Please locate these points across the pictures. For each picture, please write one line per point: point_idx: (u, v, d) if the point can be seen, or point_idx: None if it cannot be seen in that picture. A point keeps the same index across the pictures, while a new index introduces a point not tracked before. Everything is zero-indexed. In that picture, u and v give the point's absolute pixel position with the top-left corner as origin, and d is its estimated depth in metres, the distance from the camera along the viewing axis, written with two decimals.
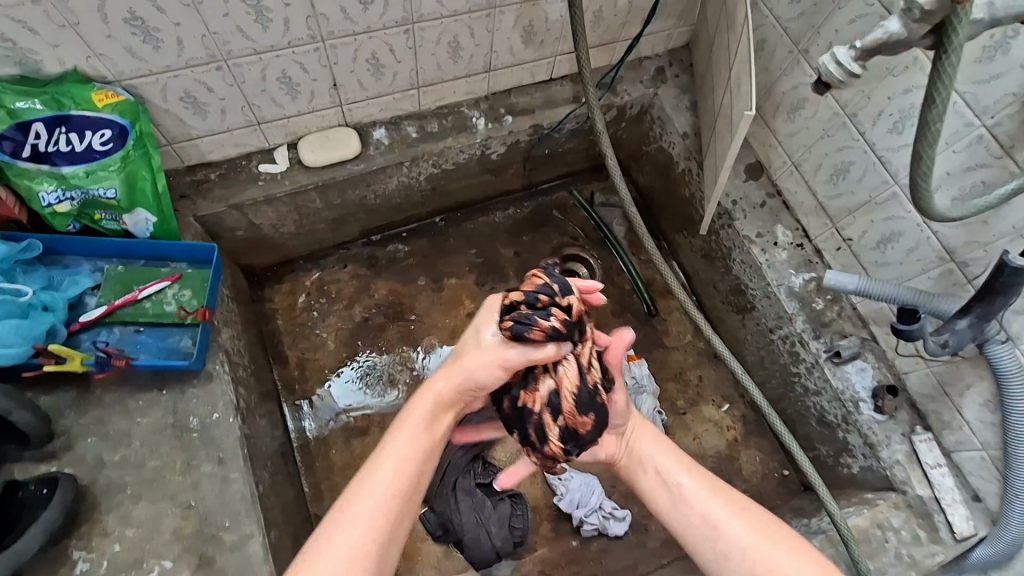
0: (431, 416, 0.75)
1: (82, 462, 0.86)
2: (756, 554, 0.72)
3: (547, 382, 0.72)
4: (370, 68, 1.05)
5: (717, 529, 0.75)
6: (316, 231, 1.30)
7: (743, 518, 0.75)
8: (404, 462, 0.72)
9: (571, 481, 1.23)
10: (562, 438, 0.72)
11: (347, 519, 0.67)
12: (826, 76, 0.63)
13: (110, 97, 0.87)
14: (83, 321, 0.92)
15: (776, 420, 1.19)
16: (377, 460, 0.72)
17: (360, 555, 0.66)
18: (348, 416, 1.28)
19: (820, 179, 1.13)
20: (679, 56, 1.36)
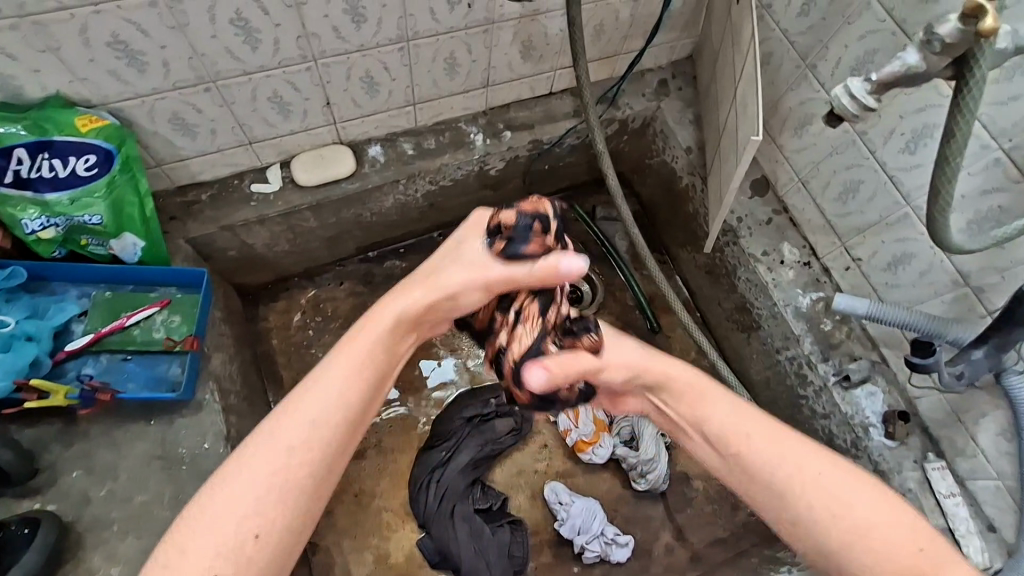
0: (383, 343, 0.71)
1: (68, 498, 0.83)
2: (846, 509, 0.65)
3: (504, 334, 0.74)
4: (364, 86, 1.02)
5: (805, 488, 0.67)
6: (311, 249, 1.28)
7: (821, 469, 0.68)
8: (339, 387, 0.68)
9: (572, 505, 1.21)
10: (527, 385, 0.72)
11: (270, 443, 0.64)
12: (838, 108, 0.60)
13: (95, 122, 0.84)
14: (69, 350, 0.89)
15: None
16: (312, 382, 0.68)
17: (279, 484, 0.63)
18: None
19: (828, 197, 1.09)
20: (683, 68, 1.32)
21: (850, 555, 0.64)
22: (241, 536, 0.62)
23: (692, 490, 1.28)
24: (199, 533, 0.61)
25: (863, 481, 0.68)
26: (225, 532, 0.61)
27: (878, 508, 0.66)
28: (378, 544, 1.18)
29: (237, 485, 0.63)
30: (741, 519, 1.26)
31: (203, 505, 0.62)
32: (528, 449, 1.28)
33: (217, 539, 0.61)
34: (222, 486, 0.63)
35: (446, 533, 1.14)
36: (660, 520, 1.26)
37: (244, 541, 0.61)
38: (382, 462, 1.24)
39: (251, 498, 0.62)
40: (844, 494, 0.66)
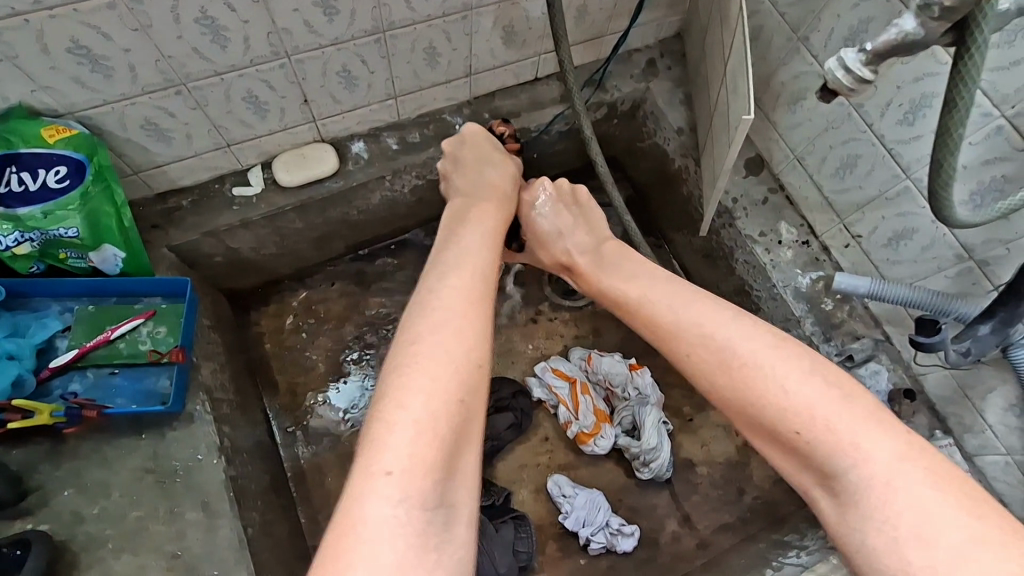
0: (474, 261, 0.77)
1: (60, 517, 0.82)
2: (760, 363, 0.64)
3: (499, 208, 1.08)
4: (342, 81, 0.99)
5: (726, 350, 0.66)
6: (299, 250, 1.25)
7: (773, 345, 0.65)
8: (465, 265, 0.76)
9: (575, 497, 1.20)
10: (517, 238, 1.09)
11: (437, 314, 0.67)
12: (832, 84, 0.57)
13: (62, 132, 0.81)
14: (53, 367, 0.87)
15: None
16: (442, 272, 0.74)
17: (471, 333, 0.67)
18: (346, 427, 1.25)
19: (825, 173, 1.06)
20: (671, 46, 1.29)
21: (759, 413, 0.62)
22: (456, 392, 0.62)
23: (697, 477, 1.27)
24: (423, 375, 0.61)
25: (851, 391, 0.60)
26: (452, 373, 0.62)
27: (849, 412, 0.58)
28: None
29: (438, 339, 0.64)
30: (747, 503, 1.25)
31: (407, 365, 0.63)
32: (530, 443, 1.27)
33: (448, 378, 0.61)
34: (420, 344, 0.64)
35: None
36: (666, 508, 1.25)
37: (447, 378, 0.61)
38: None
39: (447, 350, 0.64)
40: (811, 392, 0.60)
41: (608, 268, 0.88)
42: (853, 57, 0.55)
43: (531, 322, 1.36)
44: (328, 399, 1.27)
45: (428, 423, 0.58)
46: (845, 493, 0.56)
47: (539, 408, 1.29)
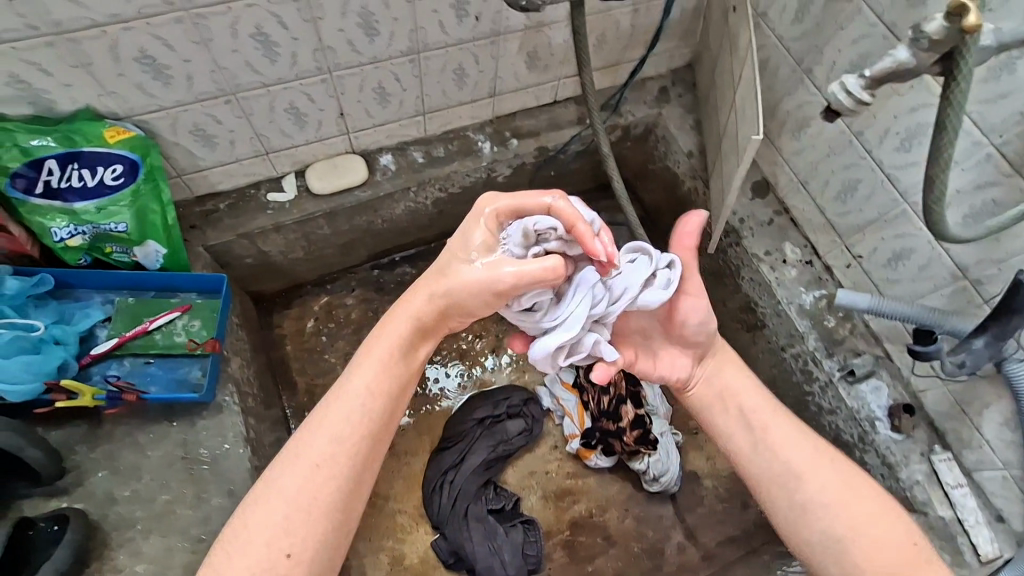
0: (351, 428, 0.73)
1: (93, 497, 0.85)
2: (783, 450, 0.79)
3: (628, 410, 1.23)
4: (376, 97, 1.06)
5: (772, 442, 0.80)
6: (324, 256, 1.31)
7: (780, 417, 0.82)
8: (350, 419, 0.74)
9: (554, 242, 0.76)
10: (636, 428, 1.22)
11: (342, 398, 0.74)
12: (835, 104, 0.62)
13: (122, 133, 0.87)
14: (94, 354, 0.92)
15: None
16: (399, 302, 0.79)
17: (374, 405, 0.75)
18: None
19: (827, 196, 1.13)
20: (683, 75, 1.36)
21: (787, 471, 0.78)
22: (279, 541, 0.68)
23: (702, 488, 1.30)
24: (311, 447, 0.72)
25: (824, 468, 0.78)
26: (336, 444, 0.72)
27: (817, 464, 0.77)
28: (393, 546, 1.19)
29: (335, 422, 0.73)
30: (751, 517, 1.28)
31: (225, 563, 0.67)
32: (539, 450, 1.30)
33: (319, 491, 0.70)
34: (307, 441, 0.72)
35: (464, 534, 1.16)
36: (671, 519, 1.27)
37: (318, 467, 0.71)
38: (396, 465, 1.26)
39: (360, 411, 0.74)
40: (777, 424, 0.81)
41: (737, 392, 0.85)
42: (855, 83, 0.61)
43: None
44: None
45: (308, 498, 0.70)
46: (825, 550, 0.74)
47: (548, 417, 1.32)
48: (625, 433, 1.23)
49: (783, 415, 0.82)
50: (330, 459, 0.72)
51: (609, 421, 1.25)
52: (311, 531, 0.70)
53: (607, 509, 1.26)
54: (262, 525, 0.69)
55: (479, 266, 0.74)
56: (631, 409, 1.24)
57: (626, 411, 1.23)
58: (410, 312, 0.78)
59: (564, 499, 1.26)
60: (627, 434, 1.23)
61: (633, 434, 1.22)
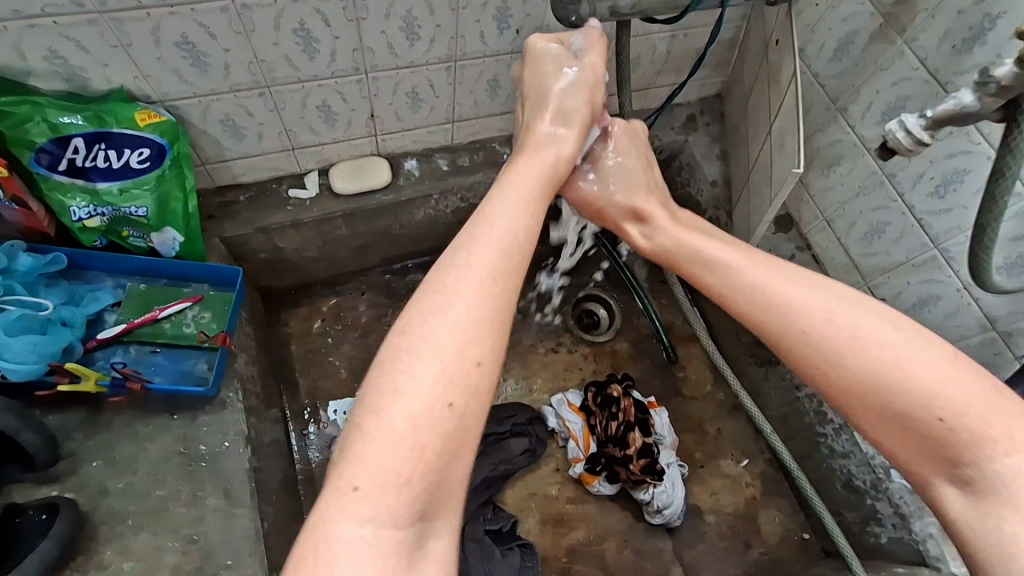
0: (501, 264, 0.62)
1: (86, 487, 0.82)
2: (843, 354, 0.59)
3: (636, 440, 1.19)
4: (408, 102, 1.05)
5: (831, 326, 0.60)
6: (338, 257, 1.29)
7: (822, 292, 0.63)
8: (494, 251, 0.62)
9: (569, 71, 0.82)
10: (643, 459, 1.18)
11: (487, 233, 0.63)
12: (895, 141, 0.67)
13: (153, 117, 0.85)
14: (101, 339, 0.89)
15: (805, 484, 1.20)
16: (511, 173, 0.73)
17: (513, 262, 0.63)
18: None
19: (853, 236, 1.12)
20: (711, 104, 1.36)
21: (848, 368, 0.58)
22: (438, 391, 0.55)
23: (704, 524, 1.27)
24: (455, 285, 0.59)
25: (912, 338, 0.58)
26: (489, 280, 0.60)
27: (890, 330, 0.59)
28: None
29: (488, 253, 0.62)
30: (753, 557, 1.24)
31: (311, 554, 0.51)
32: (541, 471, 1.27)
33: (471, 335, 0.57)
34: (446, 280, 0.60)
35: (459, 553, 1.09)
36: (671, 553, 1.24)
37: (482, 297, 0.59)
38: None
39: (502, 261, 0.62)
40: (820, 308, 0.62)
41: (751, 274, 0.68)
42: (915, 121, 0.66)
43: (552, 352, 1.39)
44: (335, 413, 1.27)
45: (467, 343, 0.57)
46: (977, 481, 0.53)
47: (552, 439, 1.29)
48: (632, 463, 1.19)
49: (822, 291, 0.63)
50: (485, 293, 0.59)
51: (615, 449, 1.21)
52: (478, 387, 0.56)
53: (606, 538, 1.23)
54: (384, 429, 0.53)
55: (564, 134, 0.79)
56: (639, 437, 1.20)
57: (635, 439, 1.19)
58: (538, 169, 0.74)
59: (563, 525, 1.23)
60: (633, 464, 1.18)
61: (639, 464, 1.18)
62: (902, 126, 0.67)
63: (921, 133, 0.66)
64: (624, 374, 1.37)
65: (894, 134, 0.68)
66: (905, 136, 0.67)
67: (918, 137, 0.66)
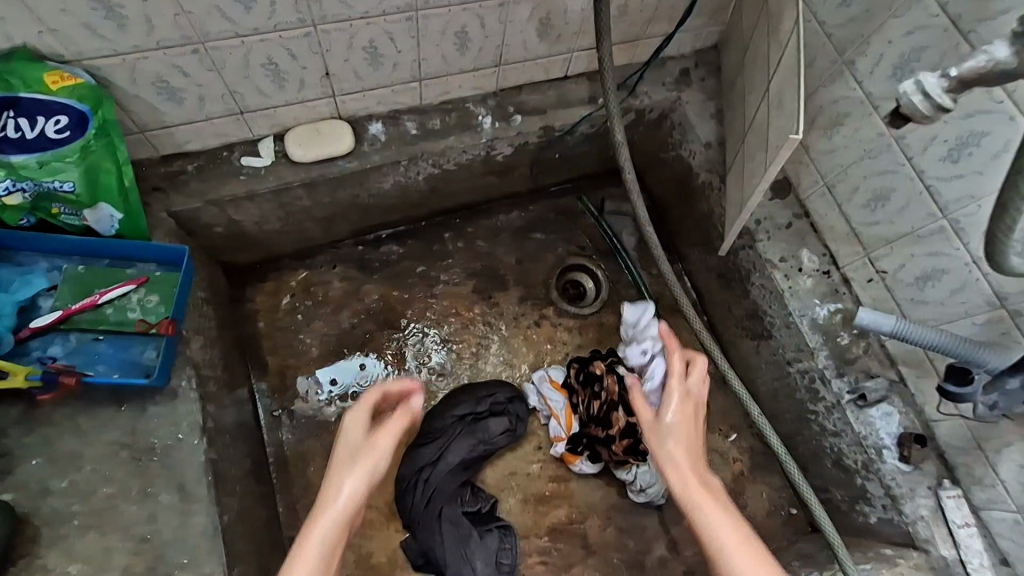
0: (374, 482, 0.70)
1: (26, 487, 0.77)
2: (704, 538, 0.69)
3: (621, 419, 1.16)
4: (367, 58, 0.95)
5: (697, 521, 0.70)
6: (304, 229, 1.21)
7: (701, 473, 0.74)
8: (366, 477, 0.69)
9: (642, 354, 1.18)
10: (627, 439, 1.15)
11: (353, 459, 0.70)
12: (909, 106, 0.59)
13: (66, 79, 0.76)
14: (34, 327, 0.82)
15: (793, 467, 1.07)
16: (339, 448, 0.73)
17: (376, 471, 0.70)
18: (320, 417, 1.20)
19: (855, 203, 1.03)
20: (707, 57, 1.25)
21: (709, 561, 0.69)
22: None
23: None
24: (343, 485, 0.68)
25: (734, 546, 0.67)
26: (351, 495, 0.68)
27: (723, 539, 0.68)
28: (360, 542, 1.12)
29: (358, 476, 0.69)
30: None
31: None
32: (523, 449, 1.23)
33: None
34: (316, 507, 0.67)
35: (435, 537, 1.09)
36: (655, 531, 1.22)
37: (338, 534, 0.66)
38: None
39: (360, 478, 0.69)
40: (699, 497, 0.72)
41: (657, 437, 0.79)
42: (938, 83, 0.57)
43: (535, 326, 1.33)
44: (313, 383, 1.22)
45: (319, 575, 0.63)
46: None
47: (533, 416, 1.25)
48: (615, 443, 1.16)
49: (700, 484, 0.73)
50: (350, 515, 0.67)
51: (598, 429, 1.18)
52: None
53: (589, 516, 1.20)
54: None
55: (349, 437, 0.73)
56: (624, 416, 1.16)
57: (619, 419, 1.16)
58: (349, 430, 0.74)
59: (545, 504, 1.19)
60: (616, 444, 1.16)
61: (623, 444, 1.15)
62: (920, 89, 0.58)
63: (943, 97, 0.57)
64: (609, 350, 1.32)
65: (908, 99, 0.59)
66: (924, 101, 0.58)
67: (940, 103, 0.57)
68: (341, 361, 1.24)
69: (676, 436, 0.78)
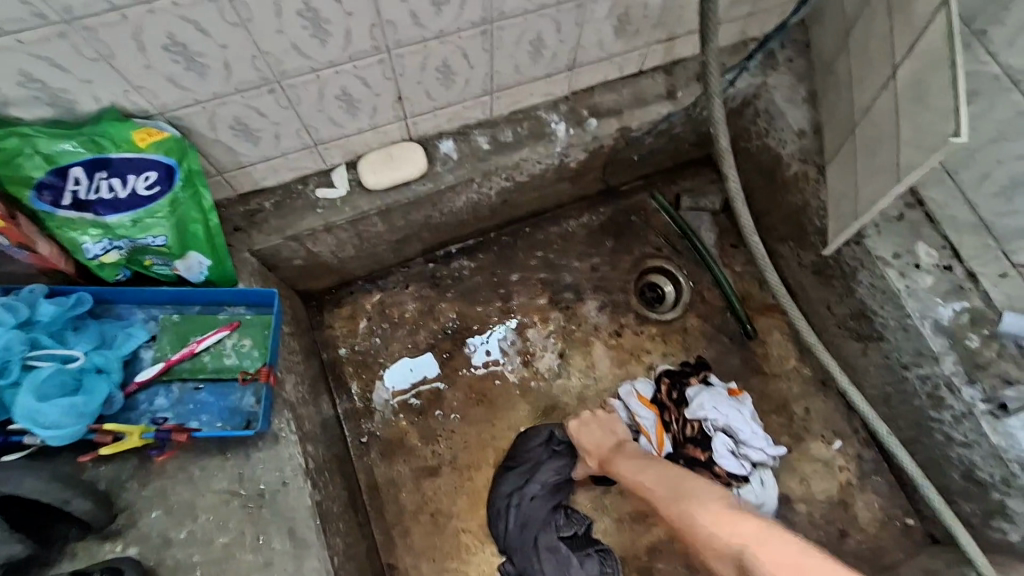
0: None
1: (148, 541, 0.78)
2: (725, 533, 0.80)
3: (716, 444, 1.09)
4: (439, 77, 0.90)
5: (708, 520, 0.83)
6: (377, 252, 1.18)
7: (691, 492, 0.90)
8: None
9: (725, 427, 1.10)
10: (725, 464, 1.08)
11: None
12: None
13: (153, 135, 0.75)
14: (139, 381, 0.83)
15: (930, 491, 1.01)
16: None
17: None
18: (405, 441, 1.19)
19: (984, 190, 0.93)
20: (792, 36, 1.15)
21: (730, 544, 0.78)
22: None
23: (795, 514, 1.17)
24: None
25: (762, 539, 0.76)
26: None
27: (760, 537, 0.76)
28: (458, 567, 1.11)
29: None
30: (850, 548, 1.14)
31: None
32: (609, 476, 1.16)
33: None
34: None
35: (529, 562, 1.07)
36: None
37: None
38: (458, 481, 1.16)
39: None
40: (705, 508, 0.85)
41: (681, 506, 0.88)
42: None
43: (615, 335, 1.27)
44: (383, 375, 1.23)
45: None
46: None
47: None
48: (713, 468, 1.08)
49: (740, 515, 0.81)
50: None
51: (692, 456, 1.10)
52: None
53: None
54: None
55: None
56: (717, 443, 1.09)
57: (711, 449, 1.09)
58: None
59: (641, 522, 1.15)
60: (713, 472, 1.08)
61: (721, 472, 1.08)
62: None
63: None
64: (698, 360, 1.25)
65: None
66: None
67: None
68: (415, 357, 1.24)
69: (634, 461, 1.01)
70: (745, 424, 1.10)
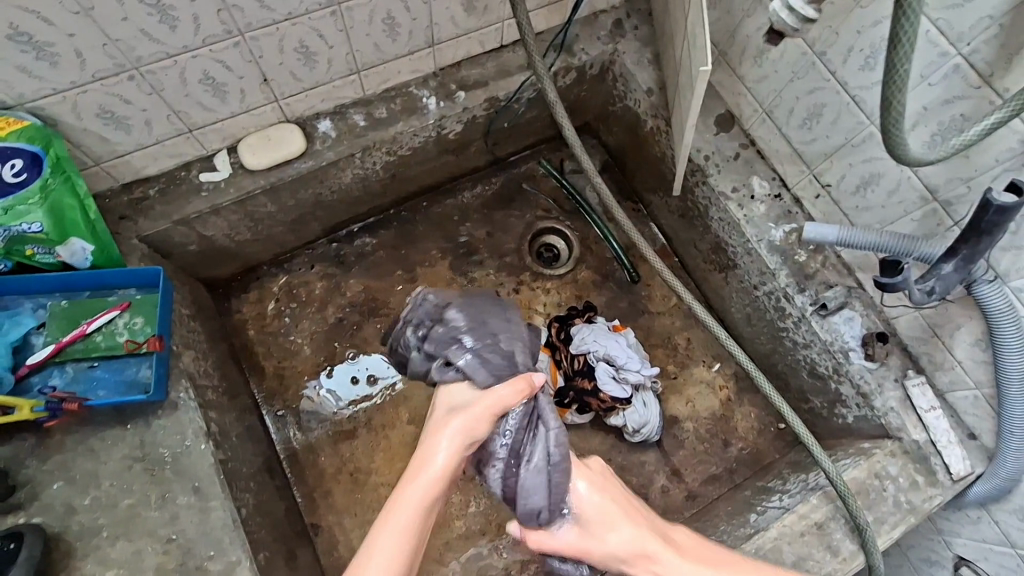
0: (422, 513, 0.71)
1: (51, 509, 0.82)
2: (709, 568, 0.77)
3: (597, 373, 1.22)
4: (300, 57, 0.97)
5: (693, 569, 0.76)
6: (275, 235, 1.24)
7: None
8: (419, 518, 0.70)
9: (605, 356, 1.24)
10: (607, 389, 1.21)
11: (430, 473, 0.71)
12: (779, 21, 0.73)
13: (13, 124, 0.80)
14: (31, 364, 0.88)
15: (765, 382, 1.15)
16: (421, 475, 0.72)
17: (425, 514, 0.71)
18: (320, 411, 1.25)
19: (793, 124, 1.07)
20: (637, 5, 1.28)
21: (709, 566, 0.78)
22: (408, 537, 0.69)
23: (683, 431, 1.30)
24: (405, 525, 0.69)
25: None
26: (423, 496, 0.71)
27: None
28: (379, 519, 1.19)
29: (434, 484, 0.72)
30: (733, 455, 1.28)
31: None
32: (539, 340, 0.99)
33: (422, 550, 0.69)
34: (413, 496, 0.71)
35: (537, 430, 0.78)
36: (654, 464, 1.28)
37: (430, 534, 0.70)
38: (375, 440, 1.24)
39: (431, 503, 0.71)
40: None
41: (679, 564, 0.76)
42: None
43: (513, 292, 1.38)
44: (321, 381, 1.27)
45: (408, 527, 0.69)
46: None
47: None
48: (597, 393, 1.22)
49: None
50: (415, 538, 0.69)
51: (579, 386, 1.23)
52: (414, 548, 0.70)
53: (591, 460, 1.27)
54: None
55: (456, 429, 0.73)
56: (599, 371, 1.22)
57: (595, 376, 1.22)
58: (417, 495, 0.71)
59: None
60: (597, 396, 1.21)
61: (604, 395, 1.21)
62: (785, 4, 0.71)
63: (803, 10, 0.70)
64: (586, 303, 1.37)
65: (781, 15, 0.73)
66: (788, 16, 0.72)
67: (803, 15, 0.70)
68: (354, 358, 1.29)
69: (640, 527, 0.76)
70: (621, 350, 1.25)
